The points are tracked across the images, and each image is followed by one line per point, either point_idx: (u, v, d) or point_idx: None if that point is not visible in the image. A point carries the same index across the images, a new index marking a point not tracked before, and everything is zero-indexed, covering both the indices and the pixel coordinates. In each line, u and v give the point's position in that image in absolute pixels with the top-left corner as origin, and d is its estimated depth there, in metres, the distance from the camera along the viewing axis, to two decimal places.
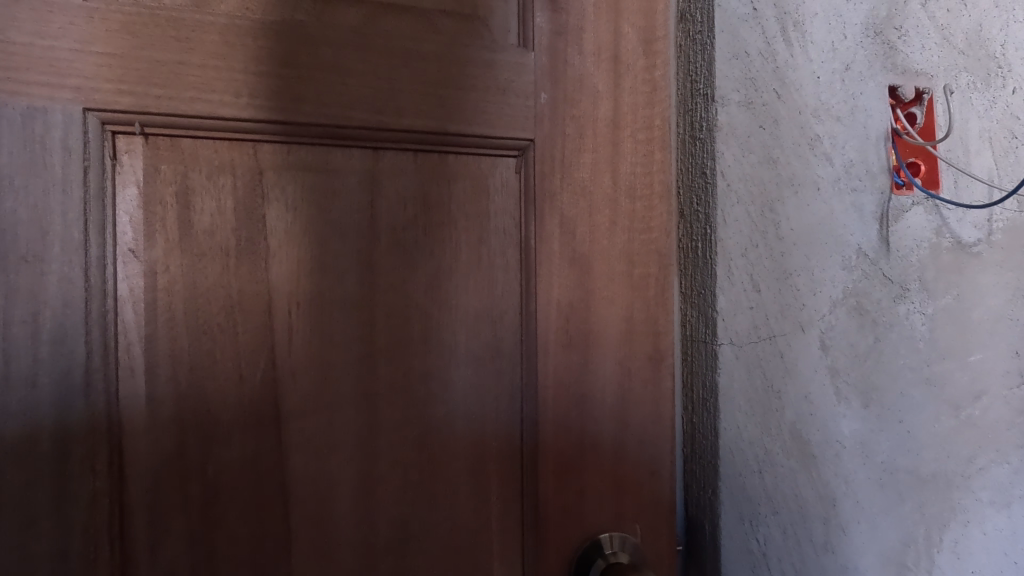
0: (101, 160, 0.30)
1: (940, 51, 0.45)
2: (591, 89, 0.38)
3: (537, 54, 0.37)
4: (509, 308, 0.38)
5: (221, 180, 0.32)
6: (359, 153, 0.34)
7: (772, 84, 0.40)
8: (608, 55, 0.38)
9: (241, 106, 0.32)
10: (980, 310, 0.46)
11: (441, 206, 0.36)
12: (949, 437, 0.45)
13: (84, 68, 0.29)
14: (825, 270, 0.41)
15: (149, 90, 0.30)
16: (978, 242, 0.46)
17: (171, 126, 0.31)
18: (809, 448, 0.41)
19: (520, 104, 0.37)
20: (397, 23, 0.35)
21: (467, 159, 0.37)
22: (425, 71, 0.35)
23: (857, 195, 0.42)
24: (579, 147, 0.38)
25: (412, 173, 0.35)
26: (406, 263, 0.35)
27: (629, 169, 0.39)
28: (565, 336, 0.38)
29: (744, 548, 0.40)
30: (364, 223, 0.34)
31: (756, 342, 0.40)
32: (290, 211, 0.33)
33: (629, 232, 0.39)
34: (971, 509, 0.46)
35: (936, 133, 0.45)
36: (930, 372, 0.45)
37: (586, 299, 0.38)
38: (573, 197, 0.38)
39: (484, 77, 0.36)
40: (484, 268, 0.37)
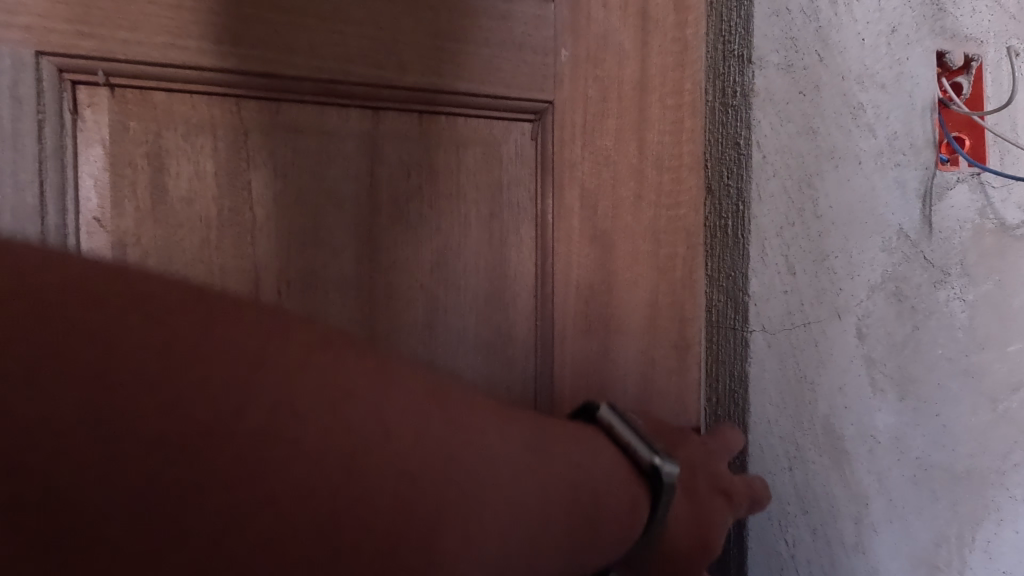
0: (60, 113, 0.26)
1: (991, 16, 0.41)
2: (616, 47, 0.34)
3: (557, 7, 0.35)
4: (522, 290, 0.35)
5: (199, 141, 0.28)
6: (358, 113, 0.31)
7: (814, 45, 0.36)
8: (636, 8, 0.34)
9: (222, 55, 0.27)
10: (1021, 297, 0.43)
11: (449, 173, 0.33)
12: (985, 431, 0.42)
13: (36, 5, 0.25)
14: (863, 252, 0.38)
15: (113, 32, 0.26)
16: (1020, 224, 0.43)
17: (140, 78, 0.27)
18: (841, 444, 0.38)
19: (538, 63, 0.34)
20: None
21: (477, 122, 0.34)
22: (432, 21, 0.31)
23: (900, 171, 0.39)
24: (602, 112, 0.34)
25: (417, 136, 0.32)
26: (409, 236, 0.32)
27: (657, 139, 0.33)
28: (585, 320, 0.35)
29: (770, 550, 0.38)
30: (362, 193, 0.31)
31: (790, 330, 0.37)
32: (276, 178, 0.29)
33: (656, 208, 0.33)
34: (1006, 507, 0.43)
35: (985, 104, 0.41)
36: (969, 363, 0.42)
37: (607, 282, 0.35)
38: (595, 167, 0.35)
39: (498, 30, 0.33)
40: (494, 245, 0.34)
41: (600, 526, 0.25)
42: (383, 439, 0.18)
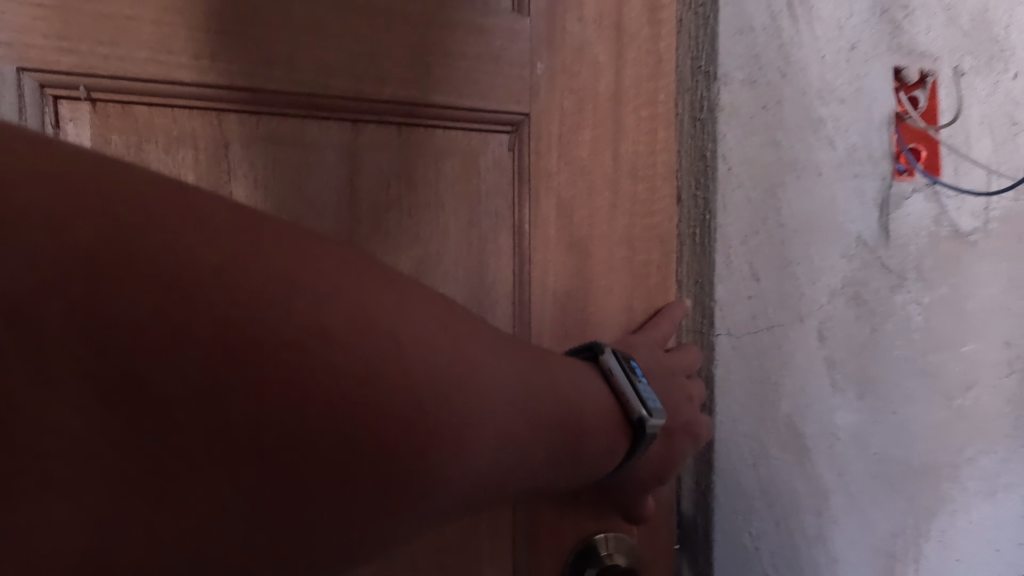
0: (41, 128, 0.27)
1: (945, 33, 0.43)
2: (591, 59, 0.36)
3: (534, 20, 0.34)
4: (501, 297, 0.35)
5: (181, 153, 0.29)
6: (338, 125, 0.32)
7: (776, 62, 0.38)
8: (610, 23, 0.36)
9: (202, 69, 0.28)
10: (975, 300, 0.46)
11: (428, 182, 0.33)
12: (941, 427, 0.45)
13: (17, 20, 0.26)
14: (825, 259, 0.40)
15: (93, 48, 0.27)
16: (974, 230, 0.45)
17: (121, 92, 0.28)
18: (804, 441, 0.40)
19: (514, 73, 0.34)
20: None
21: (456, 133, 0.34)
22: (411, 34, 0.32)
23: (859, 181, 0.41)
24: (578, 124, 0.36)
25: (397, 147, 0.33)
26: (389, 245, 0.33)
27: (631, 148, 0.37)
28: (562, 327, 0.36)
29: (736, 542, 0.40)
30: (343, 204, 0.32)
31: (755, 333, 0.39)
32: (257, 188, 0.30)
33: (631, 215, 0.37)
34: (960, 498, 0.46)
35: (939, 117, 0.43)
36: (925, 363, 0.44)
37: (585, 289, 0.37)
38: (572, 177, 0.36)
39: (476, 42, 0.33)
40: (473, 253, 0.35)
41: (591, 458, 0.28)
42: (405, 368, 0.19)
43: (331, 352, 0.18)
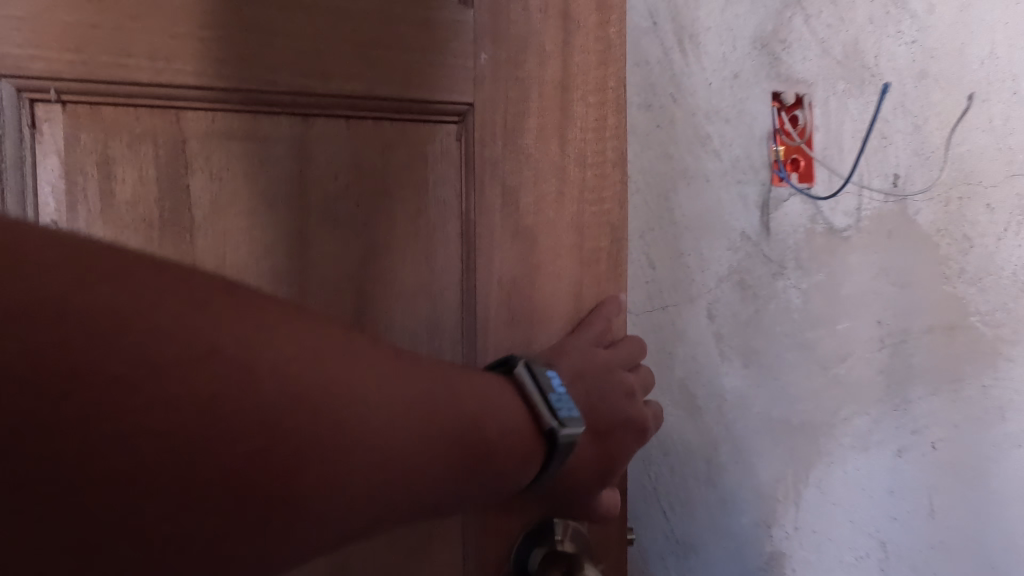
0: (20, 127, 0.28)
1: (818, 62, 0.52)
2: (537, 46, 0.38)
3: (477, 11, 0.36)
4: (448, 285, 0.37)
5: (142, 148, 0.30)
6: (289, 117, 0.32)
7: (667, 89, 0.47)
8: (556, 10, 0.38)
9: (157, 67, 0.29)
10: (848, 286, 0.54)
11: (396, 175, 0.35)
12: (817, 391, 0.54)
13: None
14: (712, 251, 0.48)
15: (61, 54, 0.28)
16: (847, 228, 0.54)
17: (87, 93, 0.29)
18: (695, 400, 0.49)
19: (457, 62, 0.36)
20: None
21: (405, 124, 0.35)
22: (361, 28, 0.33)
23: (742, 186, 0.49)
24: (522, 110, 0.37)
25: (348, 137, 0.34)
26: (341, 233, 0.34)
27: (580, 134, 0.39)
28: (509, 313, 0.38)
29: (641, 483, 0.49)
30: (294, 192, 0.33)
31: (651, 311, 0.47)
32: (214, 180, 0.31)
33: (580, 201, 0.40)
34: (835, 452, 0.55)
35: (814, 135, 0.52)
36: (803, 338, 0.53)
37: (530, 273, 0.39)
38: (517, 164, 0.38)
39: (428, 37, 0.35)
40: (426, 242, 0.36)
41: (494, 475, 0.27)
42: (231, 407, 0.18)
43: (121, 399, 0.17)
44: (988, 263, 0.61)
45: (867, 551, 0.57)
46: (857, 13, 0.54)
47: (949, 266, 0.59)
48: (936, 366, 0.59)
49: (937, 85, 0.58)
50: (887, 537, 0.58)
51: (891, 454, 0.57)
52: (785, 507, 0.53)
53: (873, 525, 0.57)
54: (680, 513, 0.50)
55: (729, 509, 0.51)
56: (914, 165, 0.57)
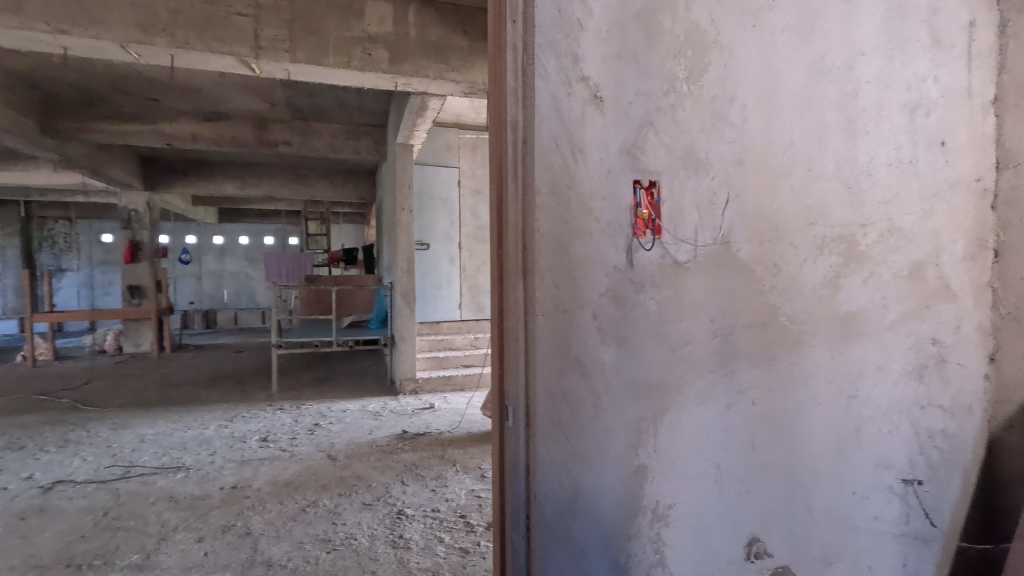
0: None
1: (665, 159, 0.84)
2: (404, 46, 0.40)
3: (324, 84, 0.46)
4: None
5: None
6: None
7: (565, 181, 0.79)
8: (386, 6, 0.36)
9: None
10: (688, 297, 0.87)
11: None
12: (669, 363, 0.86)
13: None
14: (595, 277, 0.81)
15: None
16: (688, 260, 0.86)
17: None
18: (585, 367, 0.82)
19: None
20: (500, 118, 0.85)
21: None
22: None
23: (614, 239, 0.82)
24: None
25: None
26: None
27: None
28: None
29: (551, 420, 0.82)
30: None
31: (557, 314, 0.81)
32: None
33: None
34: (682, 403, 0.87)
35: (661, 204, 0.84)
36: (659, 330, 0.85)
37: None
38: None
39: None
40: None
41: None
42: None
43: None
44: (795, 283, 0.93)
45: (705, 468, 0.89)
46: (690, 128, 0.86)
47: (763, 284, 0.91)
48: (753, 349, 0.91)
49: (754, 169, 0.89)
50: (720, 460, 0.89)
51: (721, 406, 0.89)
52: (647, 435, 0.85)
53: (711, 452, 0.89)
54: (576, 434, 0.82)
55: (608, 437, 0.84)
56: (734, 220, 0.89)
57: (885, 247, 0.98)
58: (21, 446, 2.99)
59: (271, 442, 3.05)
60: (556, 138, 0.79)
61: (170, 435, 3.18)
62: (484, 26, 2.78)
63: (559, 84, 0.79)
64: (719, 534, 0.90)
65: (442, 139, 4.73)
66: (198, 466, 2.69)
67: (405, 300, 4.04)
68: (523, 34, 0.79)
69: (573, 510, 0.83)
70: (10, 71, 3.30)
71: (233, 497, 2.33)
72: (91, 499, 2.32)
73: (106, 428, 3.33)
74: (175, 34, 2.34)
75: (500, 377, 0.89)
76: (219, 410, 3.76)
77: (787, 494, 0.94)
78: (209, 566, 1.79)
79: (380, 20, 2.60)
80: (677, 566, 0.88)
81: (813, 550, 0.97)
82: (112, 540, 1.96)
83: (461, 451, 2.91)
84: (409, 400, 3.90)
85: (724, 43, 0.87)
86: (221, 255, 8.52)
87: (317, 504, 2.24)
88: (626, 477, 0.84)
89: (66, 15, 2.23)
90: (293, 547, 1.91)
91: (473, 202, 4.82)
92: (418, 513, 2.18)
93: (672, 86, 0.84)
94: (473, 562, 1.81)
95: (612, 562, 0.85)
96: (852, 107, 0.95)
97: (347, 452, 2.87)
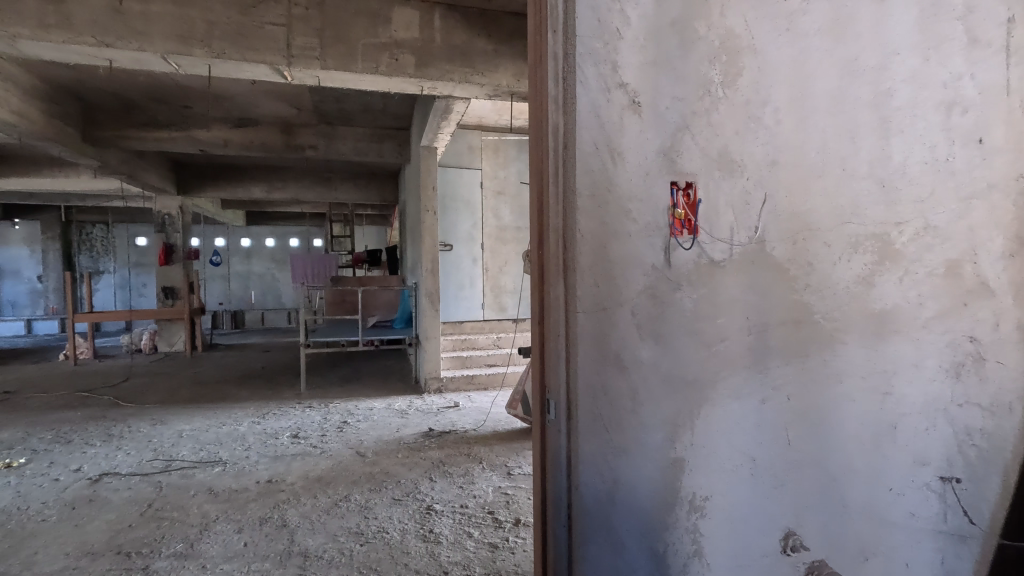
0: None
1: (701, 161, 0.87)
2: None
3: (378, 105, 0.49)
4: None
5: None
6: None
7: (605, 185, 0.83)
8: None
9: None
10: (723, 295, 0.89)
11: None
12: (705, 359, 0.89)
13: None
14: (633, 275, 0.85)
15: None
16: (723, 259, 0.89)
17: None
18: (623, 362, 0.85)
19: None
20: (540, 126, 0.89)
21: None
22: None
23: (652, 239, 0.85)
24: None
25: None
26: None
27: None
28: None
29: (591, 413, 0.85)
30: None
31: (597, 311, 0.84)
32: None
33: None
34: (717, 398, 0.89)
35: (698, 205, 0.87)
36: (695, 327, 0.88)
37: None
38: None
39: None
40: None
41: None
42: None
43: None
44: (828, 281, 0.94)
45: (741, 462, 0.91)
46: (724, 131, 0.88)
47: (797, 282, 0.93)
48: (787, 346, 0.93)
49: (788, 170, 0.91)
50: (755, 455, 0.92)
51: (756, 401, 0.91)
52: (684, 429, 0.88)
53: (746, 447, 0.91)
54: (615, 427, 0.86)
55: (645, 430, 0.87)
56: (769, 220, 0.91)
57: (920, 246, 0.99)
58: (69, 440, 3.14)
59: (302, 438, 3.14)
60: (595, 143, 0.83)
61: (207, 431, 3.30)
62: (507, 28, 2.83)
63: (598, 91, 0.82)
64: (754, 527, 0.92)
65: (464, 140, 4.78)
66: (234, 461, 2.79)
67: (430, 300, 4.10)
68: (563, 43, 0.83)
69: (612, 501, 0.86)
70: (55, 82, 3.46)
71: (268, 491, 2.41)
72: (136, 491, 2.42)
73: (146, 424, 3.46)
74: (211, 44, 2.43)
75: (541, 372, 0.93)
76: (251, 407, 3.87)
77: (822, 490, 0.96)
78: (249, 555, 1.87)
79: (406, 26, 2.67)
80: (713, 558, 0.90)
81: (848, 545, 0.98)
82: (158, 530, 2.06)
83: (487, 449, 2.94)
84: (435, 398, 3.96)
85: (758, 47, 0.89)
86: (249, 257, 8.74)
87: (349, 499, 2.31)
88: (663, 469, 0.87)
89: (110, 29, 2.34)
90: (328, 539, 1.97)
91: (496, 202, 4.87)
92: (447, 509, 2.22)
93: (707, 90, 0.87)
94: (502, 558, 1.85)
95: (650, 551, 0.88)
96: (886, 107, 0.96)
97: (375, 449, 2.94)
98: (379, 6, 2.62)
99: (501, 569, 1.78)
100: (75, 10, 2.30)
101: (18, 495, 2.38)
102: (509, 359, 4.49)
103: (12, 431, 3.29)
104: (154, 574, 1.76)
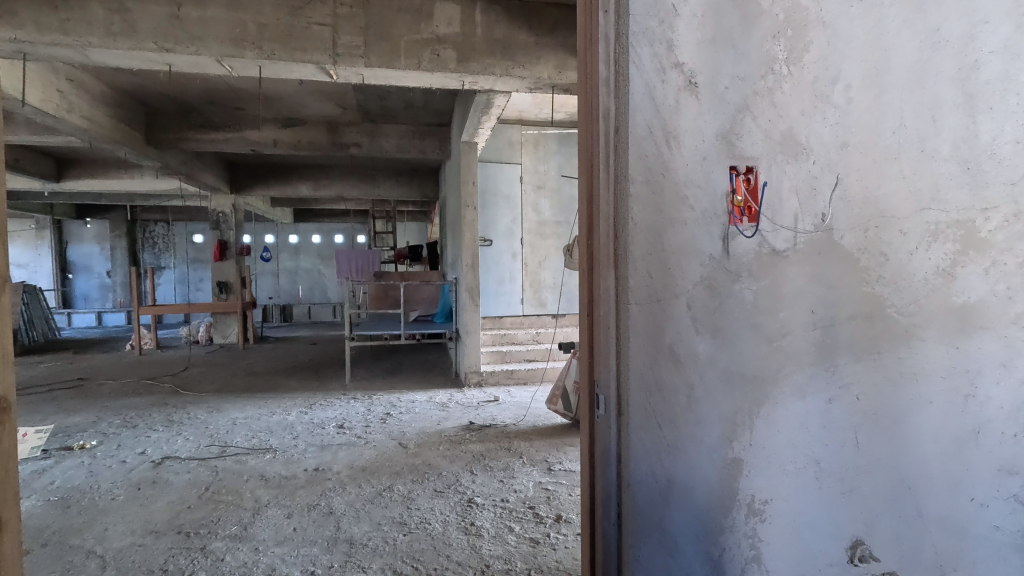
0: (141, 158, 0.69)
1: (763, 144, 0.82)
2: None
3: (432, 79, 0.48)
4: None
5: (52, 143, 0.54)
6: None
7: (659, 170, 0.79)
8: None
9: None
10: (787, 287, 0.83)
11: None
12: (765, 354, 0.83)
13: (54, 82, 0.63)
14: (689, 266, 0.81)
15: None
16: (786, 249, 0.83)
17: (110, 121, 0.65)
18: (678, 356, 0.81)
19: None
20: (591, 112, 0.86)
21: None
22: None
23: (709, 227, 0.81)
24: None
25: None
26: None
27: None
28: None
29: (643, 408, 0.82)
30: None
31: (650, 303, 0.81)
32: None
33: None
34: (779, 396, 0.84)
35: (760, 191, 0.82)
36: (755, 320, 0.83)
37: None
38: None
39: None
40: None
41: None
42: None
43: None
44: (904, 273, 0.87)
45: (804, 464, 0.85)
46: (789, 111, 0.82)
47: (869, 273, 0.86)
48: (858, 342, 0.86)
49: (859, 152, 0.85)
50: (821, 457, 0.86)
51: (822, 400, 0.85)
52: (743, 428, 0.83)
53: (810, 448, 0.85)
54: (669, 423, 0.82)
55: (700, 428, 0.82)
56: (836, 207, 0.84)
57: (1010, 234, 0.89)
58: (134, 425, 3.34)
59: (347, 428, 3.23)
60: (649, 126, 0.79)
61: (259, 419, 3.44)
62: (548, 20, 2.78)
63: (653, 72, 0.78)
64: (818, 533, 0.87)
65: (504, 135, 4.77)
66: (284, 449, 2.89)
67: (470, 294, 4.13)
68: (615, 24, 0.80)
69: (665, 500, 0.83)
70: (122, 88, 3.67)
71: (316, 478, 2.48)
72: (194, 474, 2.55)
73: (203, 411, 3.65)
74: (262, 46, 2.51)
75: (591, 366, 0.90)
76: (298, 397, 4.02)
77: (895, 496, 0.88)
78: (298, 540, 1.93)
79: (447, 22, 2.67)
80: (773, 564, 0.85)
81: (923, 558, 0.90)
82: (214, 512, 2.15)
83: (527, 444, 2.93)
84: (474, 392, 3.99)
85: (827, 20, 0.83)
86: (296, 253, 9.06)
87: (393, 489, 2.35)
88: (719, 469, 0.83)
89: (170, 35, 2.44)
90: (372, 528, 2.01)
91: (536, 197, 4.84)
92: (488, 502, 2.23)
93: (770, 68, 0.81)
94: (543, 553, 1.83)
95: (705, 554, 0.84)
96: (972, 81, 0.87)
97: (417, 440, 2.98)
98: (420, 3, 2.64)
99: (542, 564, 1.76)
100: (138, 18, 2.41)
101: (90, 475, 2.55)
102: (548, 355, 4.46)
103: (86, 416, 3.53)
104: (212, 554, 1.84)
